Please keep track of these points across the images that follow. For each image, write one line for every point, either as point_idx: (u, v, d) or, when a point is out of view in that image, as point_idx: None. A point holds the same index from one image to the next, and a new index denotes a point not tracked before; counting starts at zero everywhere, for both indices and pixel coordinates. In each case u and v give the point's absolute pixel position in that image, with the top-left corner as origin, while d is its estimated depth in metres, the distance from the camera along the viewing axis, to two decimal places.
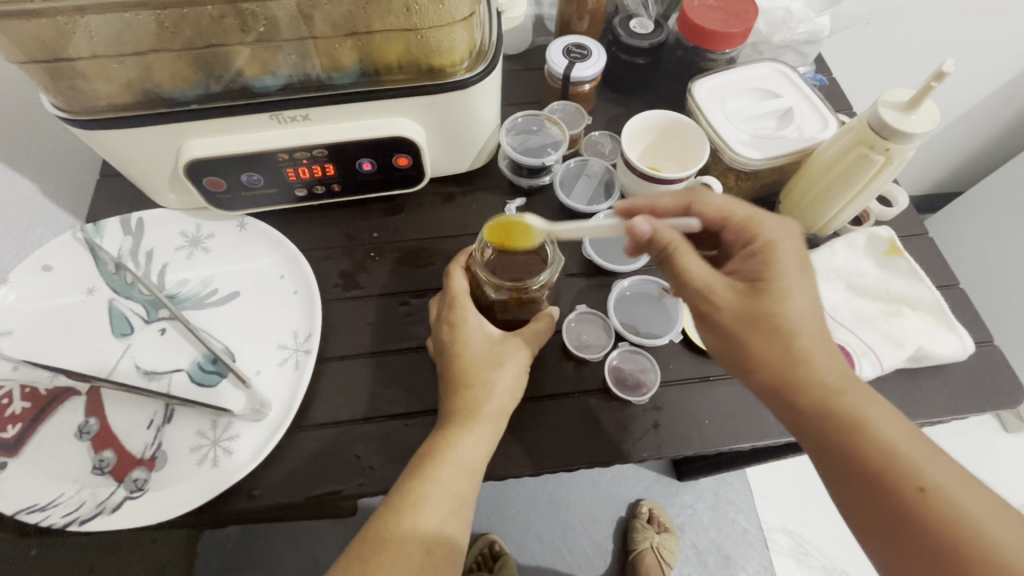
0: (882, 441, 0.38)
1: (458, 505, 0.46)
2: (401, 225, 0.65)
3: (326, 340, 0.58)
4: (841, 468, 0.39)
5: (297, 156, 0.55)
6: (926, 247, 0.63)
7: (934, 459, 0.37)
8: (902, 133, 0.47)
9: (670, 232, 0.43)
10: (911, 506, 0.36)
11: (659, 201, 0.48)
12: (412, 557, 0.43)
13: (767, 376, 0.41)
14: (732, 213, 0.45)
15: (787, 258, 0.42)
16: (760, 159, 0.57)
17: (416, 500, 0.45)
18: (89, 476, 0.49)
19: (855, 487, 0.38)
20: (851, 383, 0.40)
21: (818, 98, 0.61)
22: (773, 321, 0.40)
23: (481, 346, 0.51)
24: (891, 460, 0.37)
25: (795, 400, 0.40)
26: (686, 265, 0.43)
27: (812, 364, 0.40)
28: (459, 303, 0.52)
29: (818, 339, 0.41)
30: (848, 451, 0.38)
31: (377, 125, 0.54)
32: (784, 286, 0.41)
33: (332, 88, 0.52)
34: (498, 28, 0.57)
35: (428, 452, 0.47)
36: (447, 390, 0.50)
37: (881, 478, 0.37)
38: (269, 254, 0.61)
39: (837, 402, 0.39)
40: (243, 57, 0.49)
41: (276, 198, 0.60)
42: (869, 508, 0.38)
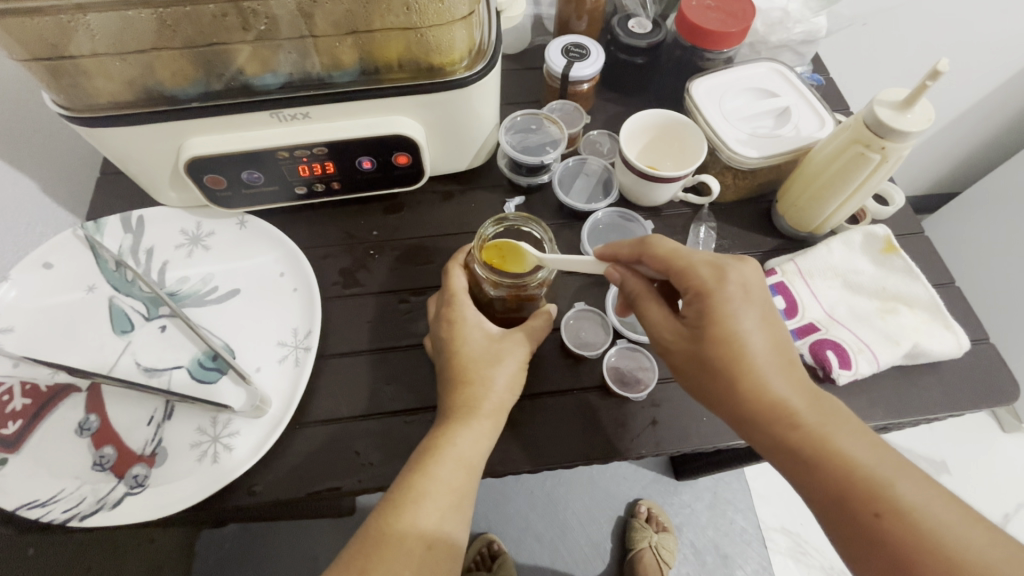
0: (847, 469, 0.38)
1: (458, 501, 0.46)
2: (401, 223, 0.65)
3: (327, 337, 0.58)
4: (811, 495, 0.39)
5: (297, 154, 0.55)
6: (922, 246, 0.63)
7: (904, 483, 0.37)
8: (898, 132, 0.47)
9: (634, 281, 0.47)
10: (875, 532, 0.36)
11: (619, 249, 0.49)
12: (412, 553, 0.43)
13: (723, 412, 0.42)
14: (677, 258, 0.44)
15: (731, 295, 0.41)
16: (757, 158, 0.58)
17: (415, 497, 0.45)
18: (89, 473, 0.49)
19: (820, 506, 0.39)
20: (815, 413, 0.40)
21: (814, 97, 0.62)
22: (718, 364, 0.41)
23: (480, 342, 0.51)
24: (849, 484, 0.37)
25: (756, 433, 0.41)
26: (647, 311, 0.46)
27: (771, 399, 0.40)
28: (458, 300, 0.53)
29: (779, 370, 0.41)
30: (812, 480, 0.39)
31: (377, 124, 0.54)
32: (727, 331, 0.40)
33: (332, 86, 0.52)
34: (498, 27, 0.57)
35: (411, 465, 0.47)
36: (447, 387, 0.50)
37: (844, 504, 0.37)
38: (269, 252, 0.61)
39: (793, 433, 0.39)
40: (244, 56, 0.49)
41: (276, 195, 0.60)
42: (834, 527, 0.38)
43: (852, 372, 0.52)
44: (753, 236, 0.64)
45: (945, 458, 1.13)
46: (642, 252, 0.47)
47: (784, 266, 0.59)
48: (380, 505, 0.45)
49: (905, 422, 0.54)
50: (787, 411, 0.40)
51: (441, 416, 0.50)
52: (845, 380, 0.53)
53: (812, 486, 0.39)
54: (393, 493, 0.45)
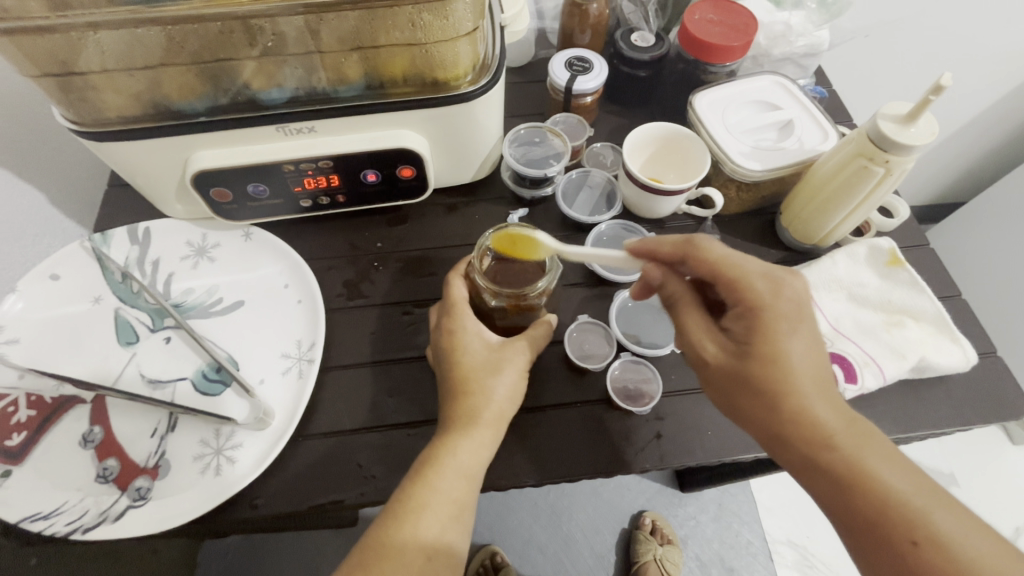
0: (883, 495, 0.37)
1: (458, 511, 0.46)
2: (405, 235, 0.65)
3: (330, 349, 0.58)
4: (841, 520, 0.39)
5: (303, 167, 0.55)
6: (929, 258, 0.63)
7: (936, 511, 0.36)
8: (903, 145, 0.47)
9: (677, 285, 0.47)
10: (906, 559, 0.36)
11: (661, 246, 0.47)
12: (411, 565, 0.43)
13: (759, 429, 0.41)
14: (727, 269, 0.43)
15: (780, 312, 0.41)
16: (761, 171, 0.58)
17: (417, 507, 0.45)
18: (93, 485, 0.49)
19: (854, 534, 0.38)
20: (854, 437, 0.39)
21: (819, 110, 0.62)
22: (762, 382, 0.40)
23: (480, 352, 0.51)
24: (887, 512, 0.37)
25: (789, 453, 0.40)
26: (686, 318, 0.45)
27: (809, 418, 0.39)
28: (458, 308, 0.53)
29: (819, 391, 0.40)
30: (844, 503, 0.38)
31: (381, 137, 0.55)
32: (775, 348, 0.40)
33: (337, 101, 0.53)
34: (502, 41, 0.57)
35: (422, 476, 0.46)
36: (449, 396, 0.50)
37: (878, 531, 0.37)
38: (274, 264, 0.62)
39: (830, 457, 0.39)
40: (250, 71, 0.49)
41: (282, 208, 0.60)
42: (868, 556, 0.37)
43: (857, 386, 0.52)
44: (756, 248, 0.64)
45: (953, 469, 1.12)
46: (686, 255, 0.46)
47: None
48: (383, 517, 0.45)
49: (911, 438, 0.54)
50: (824, 433, 0.39)
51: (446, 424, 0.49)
52: (850, 395, 0.52)
53: (842, 509, 0.38)
54: (397, 506, 0.45)
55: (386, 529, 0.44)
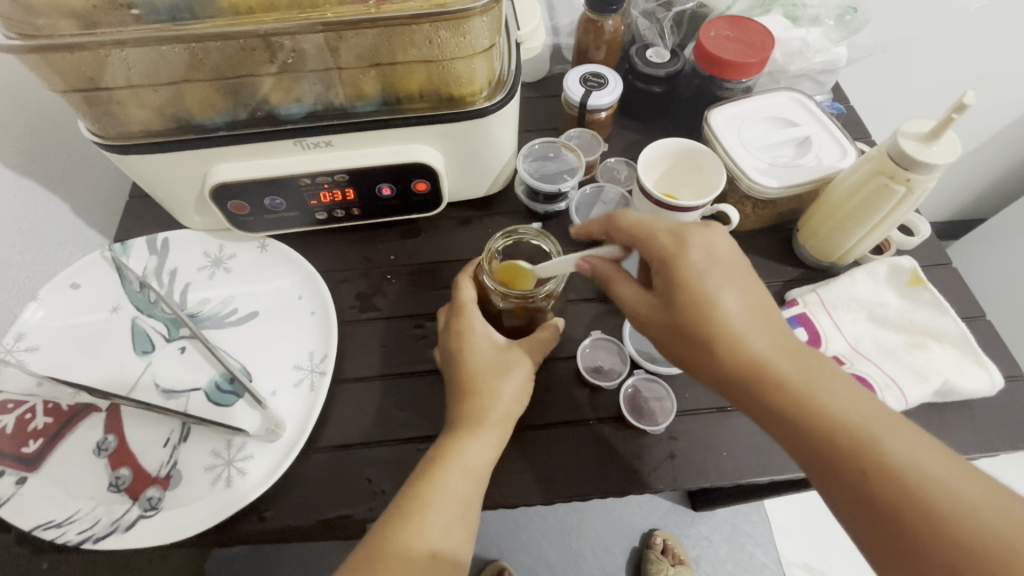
0: (835, 429, 0.37)
1: (465, 510, 0.45)
2: (419, 248, 0.65)
3: (342, 362, 0.58)
4: (799, 460, 0.39)
5: (319, 180, 0.56)
6: (951, 278, 0.62)
7: (889, 436, 0.36)
8: (923, 164, 0.47)
9: (604, 262, 0.47)
10: (865, 491, 0.35)
11: (592, 227, 0.51)
12: (417, 565, 0.42)
13: (706, 382, 0.41)
14: (639, 227, 0.45)
15: (693, 259, 0.41)
16: (778, 187, 0.57)
17: (422, 506, 0.44)
18: (105, 494, 0.49)
19: (814, 473, 0.38)
20: (796, 370, 0.39)
21: (837, 125, 0.61)
22: (696, 331, 0.40)
23: (488, 353, 0.51)
24: (839, 443, 0.36)
25: (739, 399, 0.40)
26: (617, 290, 0.46)
27: (747, 359, 0.39)
28: (468, 311, 0.53)
29: (754, 330, 0.40)
30: (794, 439, 0.38)
31: (397, 152, 0.55)
32: (699, 294, 0.40)
33: (354, 116, 0.53)
34: (517, 57, 0.58)
35: (424, 472, 0.46)
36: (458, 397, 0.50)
37: (833, 465, 0.36)
38: (288, 275, 0.62)
39: (775, 395, 0.39)
40: (268, 85, 0.50)
41: (297, 221, 0.61)
42: (832, 495, 0.37)
43: None
44: (773, 266, 0.63)
45: None
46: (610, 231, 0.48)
47: (806, 297, 0.58)
48: (392, 513, 0.44)
49: None
50: (768, 373, 0.39)
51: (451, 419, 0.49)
52: None
53: (802, 452, 0.38)
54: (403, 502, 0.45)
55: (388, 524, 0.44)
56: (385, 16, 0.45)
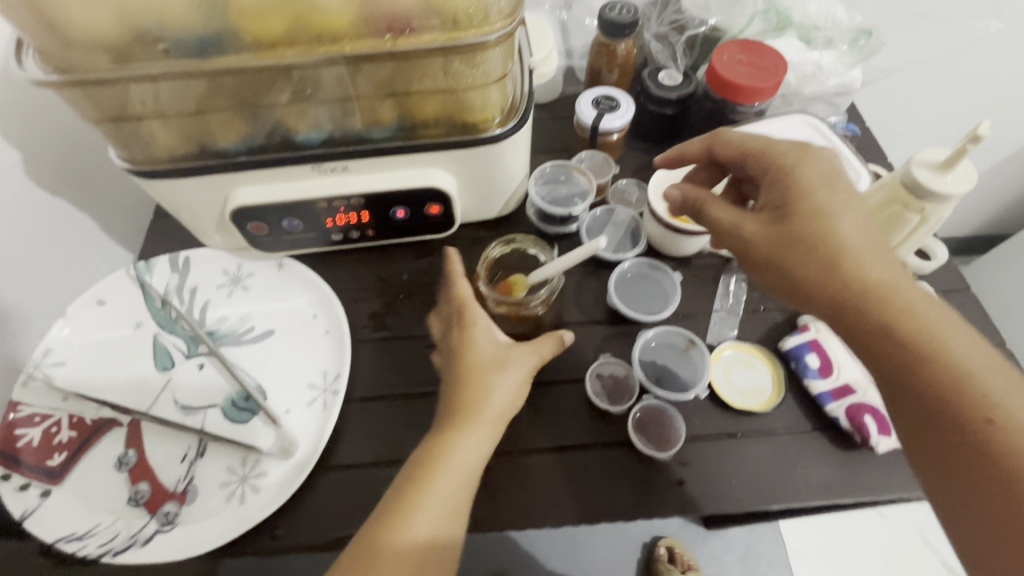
0: (932, 350, 0.39)
1: (457, 507, 0.46)
2: (431, 268, 0.66)
3: (354, 381, 0.59)
4: (897, 388, 0.40)
5: (335, 204, 0.58)
6: (969, 304, 0.61)
7: (983, 368, 0.38)
8: (937, 194, 0.46)
9: (698, 191, 0.52)
10: (958, 422, 0.37)
11: (687, 149, 0.56)
12: (409, 559, 0.43)
13: (814, 302, 0.43)
14: (758, 142, 0.49)
15: (813, 182, 0.45)
16: None
17: (409, 506, 0.44)
18: (125, 508, 0.51)
19: (908, 401, 0.40)
20: (909, 296, 0.41)
21: (849, 148, 0.61)
22: (811, 239, 0.43)
23: (488, 349, 0.52)
24: (949, 371, 0.38)
25: (846, 318, 0.42)
26: (715, 213, 0.50)
27: (862, 278, 0.41)
28: (473, 310, 0.54)
29: (871, 253, 0.42)
30: (899, 364, 0.40)
31: (411, 176, 0.57)
32: (817, 206, 0.44)
33: (370, 142, 0.54)
34: (529, 83, 0.59)
35: (415, 468, 0.46)
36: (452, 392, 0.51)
37: (936, 395, 0.38)
38: (304, 294, 0.64)
39: (888, 314, 0.41)
40: (287, 113, 0.51)
41: (313, 242, 0.62)
42: (925, 422, 0.39)
43: (892, 440, 0.51)
44: None
45: None
46: (747, 148, 0.50)
47: (818, 324, 0.58)
48: (387, 512, 0.45)
49: None
50: (877, 295, 0.41)
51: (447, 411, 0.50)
52: (885, 449, 0.51)
53: (886, 372, 0.41)
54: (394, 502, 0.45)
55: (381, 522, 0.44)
56: (402, 51, 0.46)
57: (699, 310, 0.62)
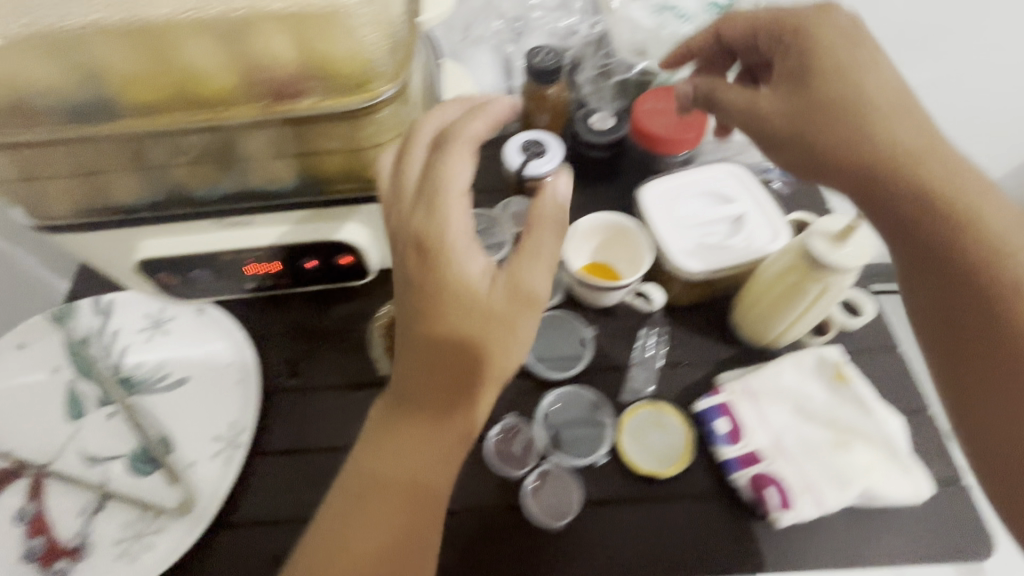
0: (948, 207, 0.39)
1: (421, 501, 0.39)
2: (351, 314, 0.66)
3: (263, 433, 0.59)
4: (902, 253, 0.41)
5: (243, 256, 0.57)
6: (895, 365, 0.59)
7: (1019, 247, 0.37)
8: (833, 266, 0.45)
9: (705, 82, 0.50)
10: (978, 284, 0.37)
11: (689, 43, 0.56)
12: (371, 556, 0.38)
13: (837, 180, 0.42)
14: (771, 16, 0.48)
15: (843, 54, 0.44)
16: (702, 271, 0.56)
17: (370, 495, 0.39)
18: (18, 564, 0.51)
19: (928, 277, 0.39)
20: (924, 145, 0.40)
21: (773, 201, 0.60)
22: (837, 107, 0.42)
23: (492, 297, 0.39)
24: (966, 222, 0.38)
25: (867, 193, 0.41)
26: (724, 97, 0.48)
27: (887, 139, 0.41)
28: (441, 274, 0.39)
29: (893, 116, 0.42)
30: (913, 213, 0.40)
31: (316, 231, 0.56)
32: (853, 77, 0.43)
33: (272, 198, 0.54)
34: None
35: (353, 537, 0.38)
36: (399, 410, 0.40)
37: (949, 249, 0.38)
38: (221, 341, 0.63)
39: (904, 172, 0.40)
40: (185, 172, 0.51)
41: (228, 290, 0.62)
42: (946, 289, 0.38)
43: (793, 514, 0.49)
44: (707, 346, 0.61)
45: None
46: (757, 23, 0.49)
47: (732, 383, 0.56)
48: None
49: (850, 569, 0.50)
50: (909, 156, 0.40)
51: (388, 439, 0.40)
52: (787, 522, 0.49)
53: (910, 252, 0.40)
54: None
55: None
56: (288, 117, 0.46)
57: (619, 364, 0.60)
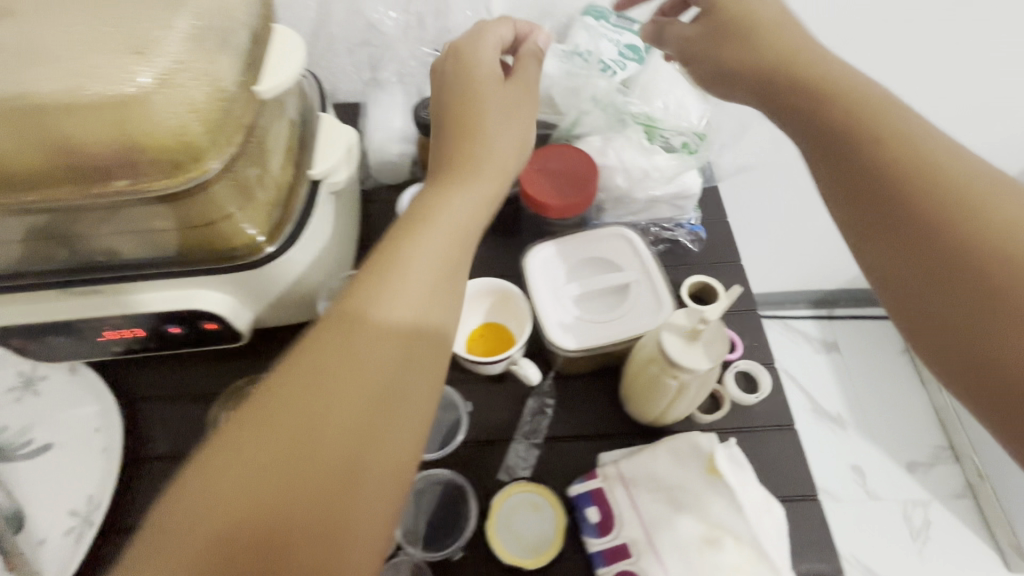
0: (875, 114, 0.40)
1: (385, 431, 0.32)
2: (231, 375, 0.63)
3: (124, 506, 0.56)
4: (839, 174, 0.41)
5: (96, 323, 0.54)
6: (788, 445, 0.57)
7: (945, 154, 0.38)
8: (684, 363, 0.44)
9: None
10: (908, 187, 0.38)
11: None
12: (323, 474, 0.30)
13: (773, 102, 0.46)
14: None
15: (755, 17, 0.48)
16: (573, 348, 0.53)
17: (314, 416, 0.31)
18: None
19: (859, 183, 0.40)
20: (880, 107, 0.41)
21: (662, 271, 0.56)
22: (753, 74, 0.47)
23: (462, 211, 0.41)
24: (885, 132, 0.39)
25: (803, 120, 0.44)
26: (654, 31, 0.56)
27: (832, 97, 0.42)
28: (447, 197, 0.42)
29: (819, 76, 0.44)
30: (851, 132, 0.41)
31: (170, 301, 0.53)
32: (775, 36, 0.47)
33: (119, 268, 0.53)
34: (305, 194, 0.55)
35: (282, 478, 0.30)
36: (389, 260, 0.37)
37: (873, 173, 0.39)
38: (89, 404, 0.61)
39: (863, 116, 0.41)
40: (36, 242, 0.52)
41: (91, 354, 0.58)
42: (870, 201, 0.39)
43: None
44: (593, 419, 0.58)
45: None
46: None
47: (607, 468, 0.53)
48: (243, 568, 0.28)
49: None
50: (873, 128, 0.40)
51: (347, 353, 0.33)
52: None
53: (863, 206, 0.40)
54: (255, 460, 0.30)
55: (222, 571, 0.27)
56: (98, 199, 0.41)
57: (503, 437, 0.57)
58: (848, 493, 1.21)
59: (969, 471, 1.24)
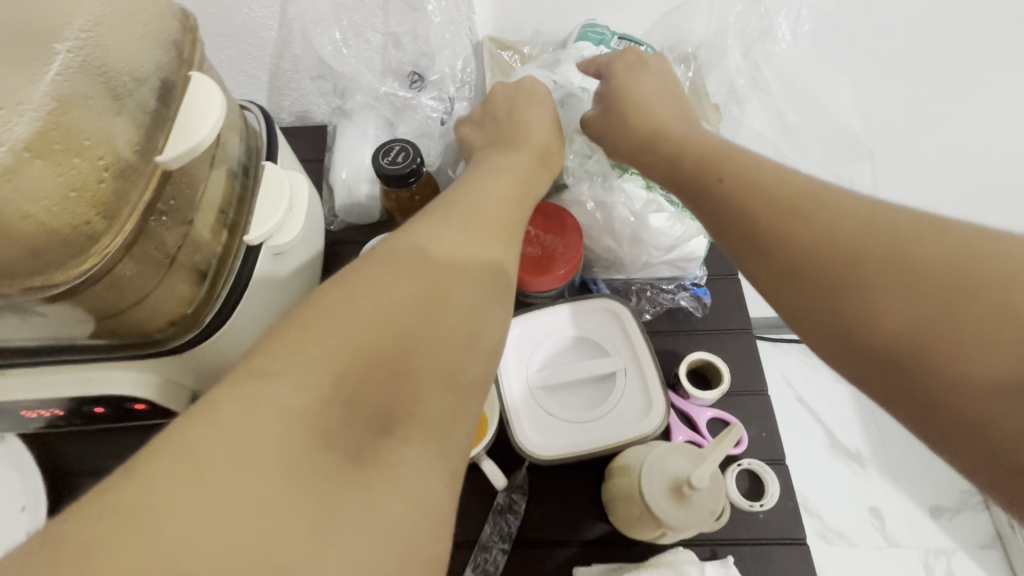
0: (739, 170, 0.38)
1: (460, 337, 0.33)
2: None
3: None
4: (726, 237, 0.38)
5: (12, 406, 0.47)
6: (801, 561, 0.49)
7: (815, 191, 0.35)
8: (671, 524, 0.42)
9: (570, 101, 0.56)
10: (789, 235, 0.34)
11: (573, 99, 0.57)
12: (419, 366, 0.31)
13: (662, 175, 0.45)
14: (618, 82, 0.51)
15: (644, 108, 0.48)
16: (544, 454, 0.46)
17: (406, 313, 0.32)
18: None
19: (741, 235, 0.37)
20: (747, 161, 0.39)
21: (654, 361, 0.49)
22: (648, 147, 0.46)
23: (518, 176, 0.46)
24: (756, 187, 0.37)
25: (684, 181, 0.42)
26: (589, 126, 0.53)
27: (706, 153, 0.41)
28: (501, 167, 0.46)
29: (688, 143, 0.44)
30: (727, 186, 0.38)
31: (86, 385, 0.45)
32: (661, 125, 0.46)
33: (32, 353, 0.46)
34: (239, 262, 0.47)
35: (376, 360, 0.30)
36: (452, 209, 0.39)
37: (753, 228, 0.36)
38: (14, 480, 0.53)
39: (728, 171, 0.39)
40: None
41: (18, 428, 0.52)
42: (760, 255, 0.35)
43: None
44: (573, 523, 0.50)
45: None
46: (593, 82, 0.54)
47: None
48: (347, 424, 0.28)
49: None
50: (789, 204, 0.35)
51: (433, 264, 0.35)
52: None
53: (770, 270, 0.35)
54: (345, 336, 0.30)
55: (325, 427, 0.27)
56: None
57: (468, 542, 0.50)
58: (867, 538, 1.02)
59: (998, 520, 1.08)
